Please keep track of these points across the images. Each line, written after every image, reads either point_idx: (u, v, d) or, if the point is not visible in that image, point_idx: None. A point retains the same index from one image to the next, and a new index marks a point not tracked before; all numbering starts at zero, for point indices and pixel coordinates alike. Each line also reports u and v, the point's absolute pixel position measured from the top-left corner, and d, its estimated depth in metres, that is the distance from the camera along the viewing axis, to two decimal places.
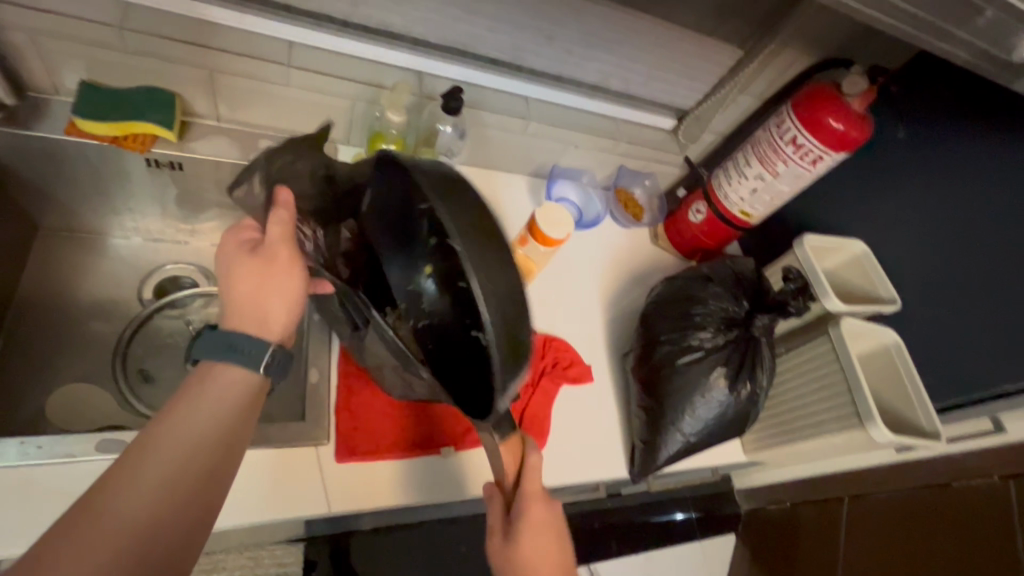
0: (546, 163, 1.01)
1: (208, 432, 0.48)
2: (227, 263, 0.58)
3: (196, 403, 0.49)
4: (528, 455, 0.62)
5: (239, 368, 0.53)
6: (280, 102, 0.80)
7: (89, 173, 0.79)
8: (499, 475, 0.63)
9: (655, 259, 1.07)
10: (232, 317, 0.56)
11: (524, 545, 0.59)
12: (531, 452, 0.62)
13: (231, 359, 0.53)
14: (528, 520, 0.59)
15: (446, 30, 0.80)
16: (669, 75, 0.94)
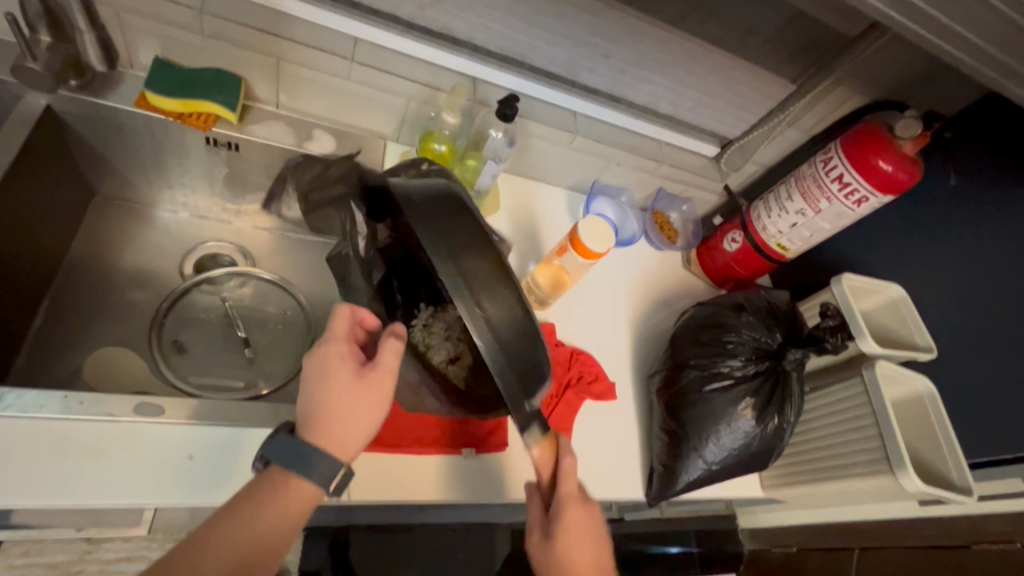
0: (586, 178, 1.02)
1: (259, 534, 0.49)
2: (320, 369, 0.56)
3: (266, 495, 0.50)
4: (563, 458, 0.62)
5: (308, 485, 0.52)
6: (339, 95, 0.82)
7: (150, 145, 0.82)
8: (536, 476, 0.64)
9: (685, 284, 1.07)
10: (324, 433, 0.53)
11: (562, 546, 0.59)
12: (565, 455, 0.62)
13: (299, 473, 0.51)
14: (566, 522, 0.60)
15: (505, 39, 0.82)
16: (719, 103, 0.94)
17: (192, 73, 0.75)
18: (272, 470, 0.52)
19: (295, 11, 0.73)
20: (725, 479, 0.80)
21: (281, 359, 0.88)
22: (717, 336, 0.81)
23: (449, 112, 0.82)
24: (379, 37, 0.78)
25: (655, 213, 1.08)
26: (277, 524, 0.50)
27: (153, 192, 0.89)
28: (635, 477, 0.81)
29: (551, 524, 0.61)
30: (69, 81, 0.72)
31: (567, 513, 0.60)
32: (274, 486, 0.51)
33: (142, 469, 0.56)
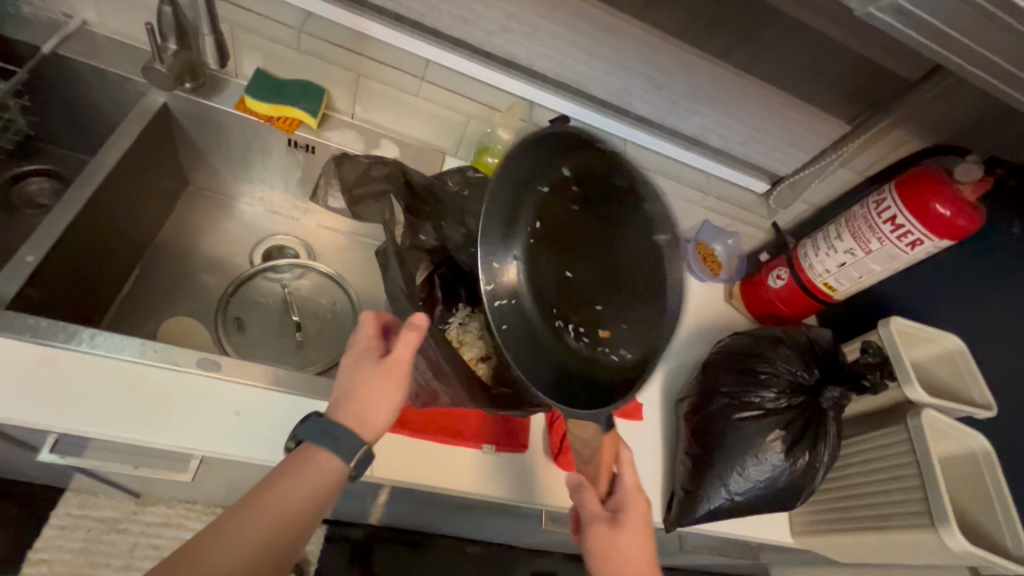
0: None
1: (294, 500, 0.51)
2: (353, 359, 0.60)
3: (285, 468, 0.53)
4: (621, 451, 0.64)
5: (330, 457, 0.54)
6: (408, 109, 0.90)
7: (241, 143, 0.92)
8: (589, 471, 0.65)
9: (724, 318, 1.06)
10: (342, 411, 0.56)
11: (626, 537, 0.61)
12: (623, 448, 0.65)
13: (326, 447, 0.54)
14: (629, 513, 0.62)
15: (562, 68, 0.86)
16: (771, 140, 0.95)
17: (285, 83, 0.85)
18: (301, 448, 0.54)
19: (378, 33, 0.82)
20: (750, 515, 0.77)
21: (326, 347, 0.94)
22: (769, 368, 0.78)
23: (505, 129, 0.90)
24: (449, 60, 0.85)
25: (698, 243, 1.08)
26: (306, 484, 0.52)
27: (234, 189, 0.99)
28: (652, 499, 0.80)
29: (616, 514, 0.62)
30: (185, 84, 0.83)
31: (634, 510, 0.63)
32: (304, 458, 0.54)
33: (198, 419, 0.62)
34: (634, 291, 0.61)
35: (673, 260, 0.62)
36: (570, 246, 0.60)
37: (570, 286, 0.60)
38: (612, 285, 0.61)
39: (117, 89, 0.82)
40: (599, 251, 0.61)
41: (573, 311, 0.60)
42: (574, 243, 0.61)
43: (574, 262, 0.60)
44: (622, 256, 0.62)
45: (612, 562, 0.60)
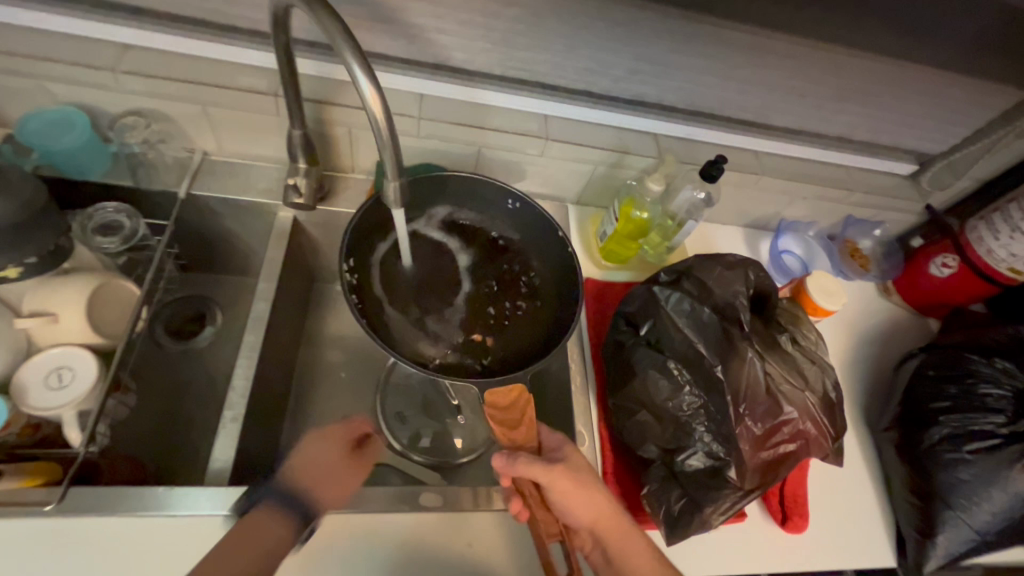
0: (767, 214, 0.98)
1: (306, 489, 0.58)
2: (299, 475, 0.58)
3: None
4: (518, 403, 0.59)
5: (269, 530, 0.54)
6: (530, 169, 0.86)
7: None
8: (526, 438, 0.59)
9: (886, 315, 0.98)
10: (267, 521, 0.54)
11: (560, 473, 0.57)
12: (515, 406, 0.59)
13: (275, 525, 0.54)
14: (565, 454, 0.60)
15: (693, 96, 0.80)
16: (924, 123, 0.87)
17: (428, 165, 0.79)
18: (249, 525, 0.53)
19: (494, 101, 0.77)
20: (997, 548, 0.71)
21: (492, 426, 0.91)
22: (558, 276, 0.69)
23: (653, 179, 0.77)
24: (569, 111, 0.80)
25: (844, 241, 1.01)
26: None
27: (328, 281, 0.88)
28: (886, 546, 0.74)
29: (556, 460, 0.59)
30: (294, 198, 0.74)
31: (568, 441, 0.62)
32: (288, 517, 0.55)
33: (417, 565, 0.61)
34: (535, 308, 0.69)
35: (667, 327, 0.68)
36: (434, 283, 0.71)
37: (445, 313, 0.69)
38: (476, 314, 0.69)
39: (250, 214, 0.80)
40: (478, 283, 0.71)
41: (438, 327, 0.67)
42: (449, 279, 0.71)
43: (445, 296, 0.70)
44: (517, 285, 0.71)
45: (562, 496, 0.57)
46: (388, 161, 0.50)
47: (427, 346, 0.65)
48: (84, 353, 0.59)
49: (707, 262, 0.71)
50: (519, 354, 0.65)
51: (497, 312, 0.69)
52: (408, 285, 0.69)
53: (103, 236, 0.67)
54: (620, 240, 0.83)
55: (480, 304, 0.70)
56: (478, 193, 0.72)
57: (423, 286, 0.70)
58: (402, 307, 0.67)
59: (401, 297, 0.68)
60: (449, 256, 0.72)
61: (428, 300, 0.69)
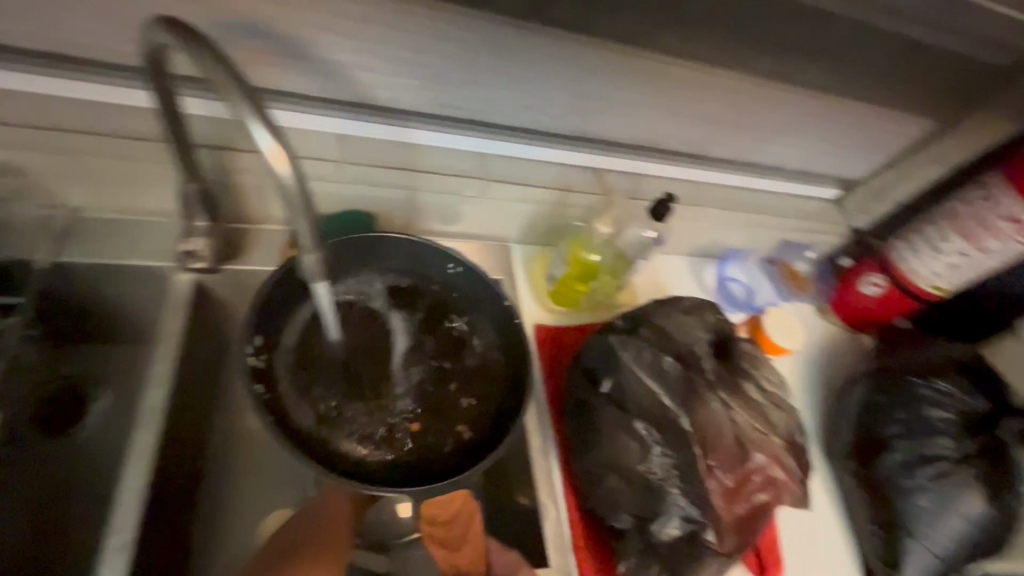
0: (710, 244, 0.97)
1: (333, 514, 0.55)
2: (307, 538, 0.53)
3: None
4: (460, 516, 0.61)
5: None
6: (470, 211, 0.79)
7: None
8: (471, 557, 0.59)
9: (825, 336, 1.00)
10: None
11: None
12: (457, 519, 0.61)
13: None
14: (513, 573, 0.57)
15: (635, 131, 0.78)
16: (848, 151, 0.90)
17: (356, 213, 0.70)
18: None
19: (426, 141, 0.70)
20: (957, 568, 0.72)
21: None
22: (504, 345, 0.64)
23: (601, 220, 0.76)
24: (509, 149, 0.75)
25: (782, 266, 1.02)
26: None
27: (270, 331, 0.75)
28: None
29: None
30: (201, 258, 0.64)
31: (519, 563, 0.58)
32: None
33: None
34: (479, 385, 0.63)
35: (629, 380, 0.63)
36: (364, 364, 0.62)
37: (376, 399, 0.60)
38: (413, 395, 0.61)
39: (137, 280, 0.67)
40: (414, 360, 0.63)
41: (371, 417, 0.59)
42: (379, 357, 0.62)
43: (375, 377, 0.61)
44: (459, 359, 0.64)
45: None
46: (309, 231, 0.43)
47: (355, 443, 0.57)
48: None
49: (663, 307, 0.68)
50: (466, 441, 0.59)
51: (438, 393, 0.62)
52: (336, 363, 0.61)
53: None
54: (570, 283, 0.78)
55: (416, 385, 0.62)
56: (411, 256, 0.65)
57: (349, 368, 0.62)
58: (324, 397, 0.59)
59: (324, 385, 0.60)
60: (377, 330, 0.64)
61: (355, 382, 0.61)
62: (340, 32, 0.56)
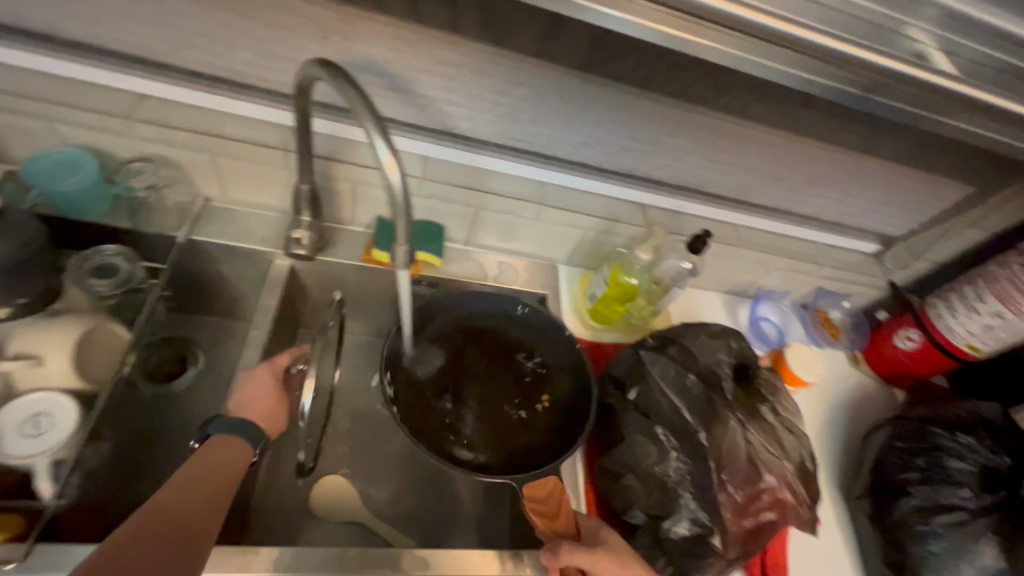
0: (746, 283, 1.03)
1: (218, 477, 0.59)
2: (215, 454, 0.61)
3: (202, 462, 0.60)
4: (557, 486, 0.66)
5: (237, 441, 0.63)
6: (526, 232, 0.89)
7: (353, 292, 0.87)
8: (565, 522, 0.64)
9: (855, 384, 1.03)
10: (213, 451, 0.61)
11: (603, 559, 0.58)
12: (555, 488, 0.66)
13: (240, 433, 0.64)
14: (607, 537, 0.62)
15: (680, 173, 0.86)
16: (887, 208, 0.95)
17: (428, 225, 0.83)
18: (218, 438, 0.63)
19: (494, 166, 0.82)
20: None
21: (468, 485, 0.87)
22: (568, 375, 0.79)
23: (642, 248, 0.83)
24: (564, 179, 0.85)
25: (817, 311, 1.06)
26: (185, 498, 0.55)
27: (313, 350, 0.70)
28: None
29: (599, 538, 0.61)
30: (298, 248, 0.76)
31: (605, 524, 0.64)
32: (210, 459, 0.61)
33: None
34: (551, 406, 0.78)
35: (655, 395, 0.70)
36: (448, 381, 0.78)
37: (461, 413, 0.76)
38: (489, 412, 0.77)
39: (247, 260, 0.81)
40: (489, 383, 0.79)
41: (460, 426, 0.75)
42: (464, 378, 0.79)
43: (462, 395, 0.77)
44: (525, 383, 0.79)
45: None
46: (401, 227, 0.53)
47: (459, 449, 0.73)
48: (64, 397, 0.58)
49: (692, 331, 0.75)
50: (545, 447, 0.75)
51: (515, 412, 0.77)
52: (425, 378, 0.77)
53: (98, 279, 0.66)
54: (608, 303, 0.86)
55: (496, 405, 0.77)
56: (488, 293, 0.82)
57: (442, 386, 0.78)
58: (422, 410, 0.74)
59: (425, 396, 0.76)
60: (462, 355, 0.80)
61: (443, 399, 0.77)
62: (436, 73, 0.69)
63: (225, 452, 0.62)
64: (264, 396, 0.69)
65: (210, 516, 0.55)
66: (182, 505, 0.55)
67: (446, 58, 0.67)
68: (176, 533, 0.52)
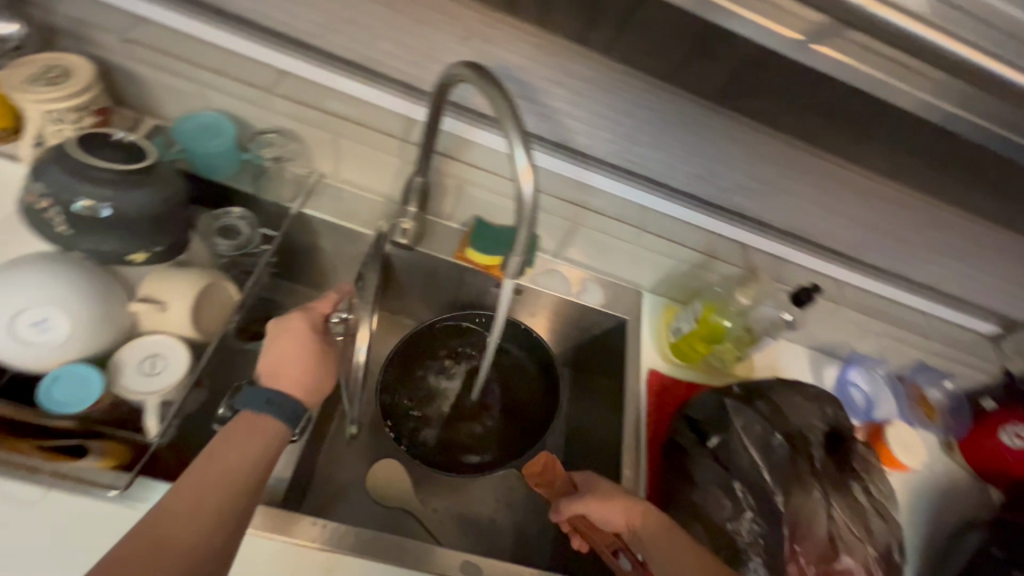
0: (839, 343, 0.97)
1: (245, 470, 0.50)
2: (238, 435, 0.53)
3: (225, 452, 0.51)
4: (548, 459, 0.69)
5: (274, 420, 0.55)
6: (619, 254, 0.88)
7: (439, 285, 0.88)
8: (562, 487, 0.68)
9: (946, 475, 0.93)
10: (241, 426, 0.54)
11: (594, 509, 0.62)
12: (547, 460, 0.69)
13: (269, 409, 0.55)
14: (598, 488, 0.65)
15: (794, 220, 0.81)
16: (1017, 289, 0.87)
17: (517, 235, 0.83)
18: (244, 415, 0.55)
19: (600, 185, 0.80)
20: None
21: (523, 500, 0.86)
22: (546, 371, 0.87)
23: (742, 292, 0.82)
24: (669, 207, 0.82)
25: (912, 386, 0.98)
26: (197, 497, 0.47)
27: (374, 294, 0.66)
28: None
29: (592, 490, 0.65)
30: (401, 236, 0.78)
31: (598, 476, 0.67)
32: (236, 442, 0.52)
33: None
34: (541, 406, 0.86)
35: (738, 448, 0.67)
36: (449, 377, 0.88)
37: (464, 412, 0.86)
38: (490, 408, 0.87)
39: (348, 239, 0.84)
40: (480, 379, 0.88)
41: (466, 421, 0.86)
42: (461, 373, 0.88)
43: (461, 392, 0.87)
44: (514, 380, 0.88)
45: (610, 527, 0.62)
46: (521, 238, 0.53)
47: (469, 451, 0.83)
48: (177, 343, 0.62)
49: (784, 388, 0.71)
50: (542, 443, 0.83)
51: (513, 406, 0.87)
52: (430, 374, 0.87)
53: (222, 239, 0.72)
54: (693, 341, 0.83)
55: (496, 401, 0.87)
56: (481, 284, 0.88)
57: (443, 381, 0.88)
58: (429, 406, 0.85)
59: (434, 393, 0.86)
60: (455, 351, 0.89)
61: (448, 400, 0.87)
62: (566, 87, 0.69)
63: (254, 438, 0.53)
64: (296, 351, 0.61)
65: (225, 529, 0.47)
66: (195, 513, 0.46)
67: (580, 74, 0.66)
68: (193, 535, 0.45)
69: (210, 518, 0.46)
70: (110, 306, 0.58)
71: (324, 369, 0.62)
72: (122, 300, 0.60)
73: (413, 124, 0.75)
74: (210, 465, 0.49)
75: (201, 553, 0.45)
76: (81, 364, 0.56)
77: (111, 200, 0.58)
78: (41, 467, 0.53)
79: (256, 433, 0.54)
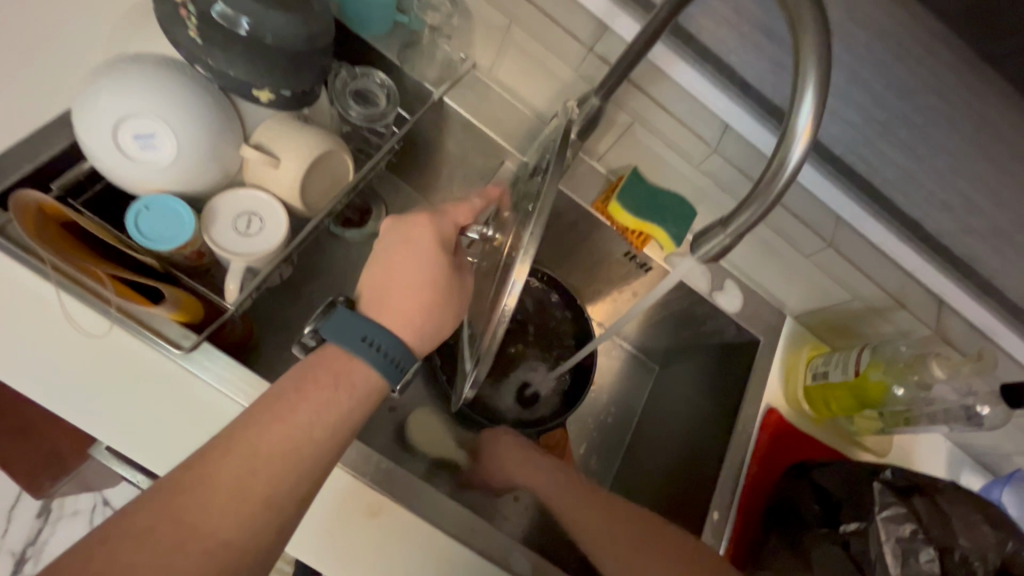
0: (995, 457, 0.79)
1: (309, 443, 0.43)
2: (319, 380, 0.45)
3: (295, 411, 0.43)
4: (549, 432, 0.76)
5: (368, 362, 0.47)
6: (783, 268, 0.73)
7: (560, 233, 0.76)
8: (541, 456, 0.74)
9: None
10: (327, 357, 0.47)
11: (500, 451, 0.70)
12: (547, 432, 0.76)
13: (363, 351, 0.47)
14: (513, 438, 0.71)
15: None
16: None
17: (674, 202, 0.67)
18: (327, 345, 0.48)
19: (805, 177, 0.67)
20: None
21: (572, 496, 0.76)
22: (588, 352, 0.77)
23: (939, 361, 0.61)
24: (869, 226, 0.68)
25: None
26: (249, 467, 0.41)
27: (539, 193, 0.47)
28: None
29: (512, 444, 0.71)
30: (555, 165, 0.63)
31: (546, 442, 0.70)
32: (311, 400, 0.44)
33: None
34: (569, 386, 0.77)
35: (881, 554, 0.52)
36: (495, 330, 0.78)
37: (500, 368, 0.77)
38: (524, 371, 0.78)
39: (477, 149, 0.72)
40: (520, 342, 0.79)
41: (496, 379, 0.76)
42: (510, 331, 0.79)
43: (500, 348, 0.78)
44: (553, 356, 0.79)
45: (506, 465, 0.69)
46: (744, 216, 0.40)
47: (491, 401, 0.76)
48: (279, 207, 0.53)
49: (957, 498, 0.56)
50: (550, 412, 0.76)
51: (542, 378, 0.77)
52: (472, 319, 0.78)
53: (355, 103, 0.62)
54: (836, 393, 0.68)
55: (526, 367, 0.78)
56: (605, 246, 0.75)
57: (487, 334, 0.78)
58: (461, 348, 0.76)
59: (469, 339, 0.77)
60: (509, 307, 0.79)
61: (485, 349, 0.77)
62: None
63: (332, 399, 0.45)
64: (417, 272, 0.51)
65: (275, 511, 0.41)
66: (242, 481, 0.40)
67: None
68: (234, 512, 0.39)
69: (259, 493, 0.40)
70: (222, 139, 0.50)
71: (440, 301, 0.52)
72: (235, 138, 0.51)
73: (607, 31, 0.62)
74: (273, 426, 0.42)
75: (234, 537, 0.39)
76: (171, 197, 0.48)
77: (253, 15, 0.48)
78: (107, 299, 0.45)
79: (336, 393, 0.45)
